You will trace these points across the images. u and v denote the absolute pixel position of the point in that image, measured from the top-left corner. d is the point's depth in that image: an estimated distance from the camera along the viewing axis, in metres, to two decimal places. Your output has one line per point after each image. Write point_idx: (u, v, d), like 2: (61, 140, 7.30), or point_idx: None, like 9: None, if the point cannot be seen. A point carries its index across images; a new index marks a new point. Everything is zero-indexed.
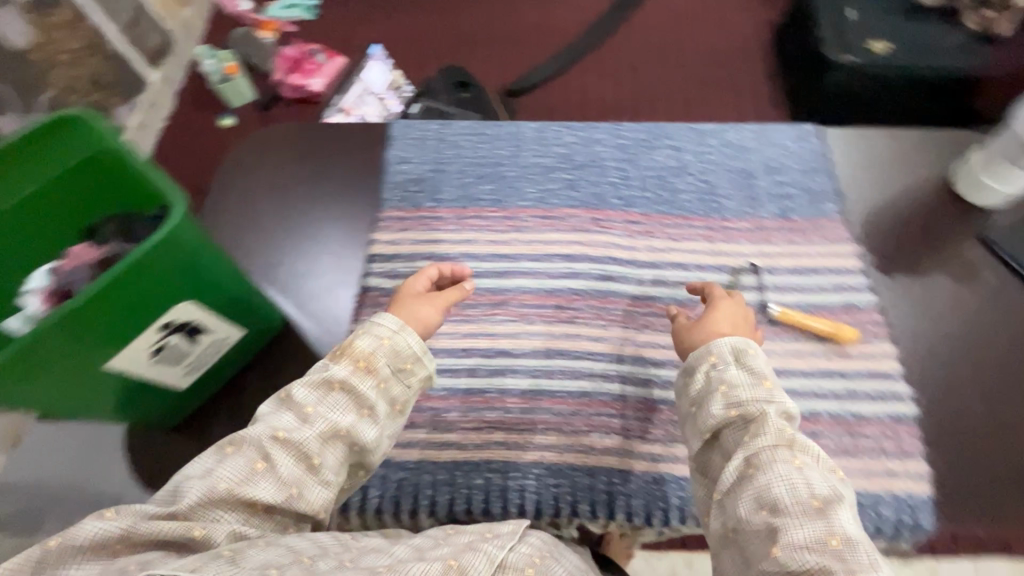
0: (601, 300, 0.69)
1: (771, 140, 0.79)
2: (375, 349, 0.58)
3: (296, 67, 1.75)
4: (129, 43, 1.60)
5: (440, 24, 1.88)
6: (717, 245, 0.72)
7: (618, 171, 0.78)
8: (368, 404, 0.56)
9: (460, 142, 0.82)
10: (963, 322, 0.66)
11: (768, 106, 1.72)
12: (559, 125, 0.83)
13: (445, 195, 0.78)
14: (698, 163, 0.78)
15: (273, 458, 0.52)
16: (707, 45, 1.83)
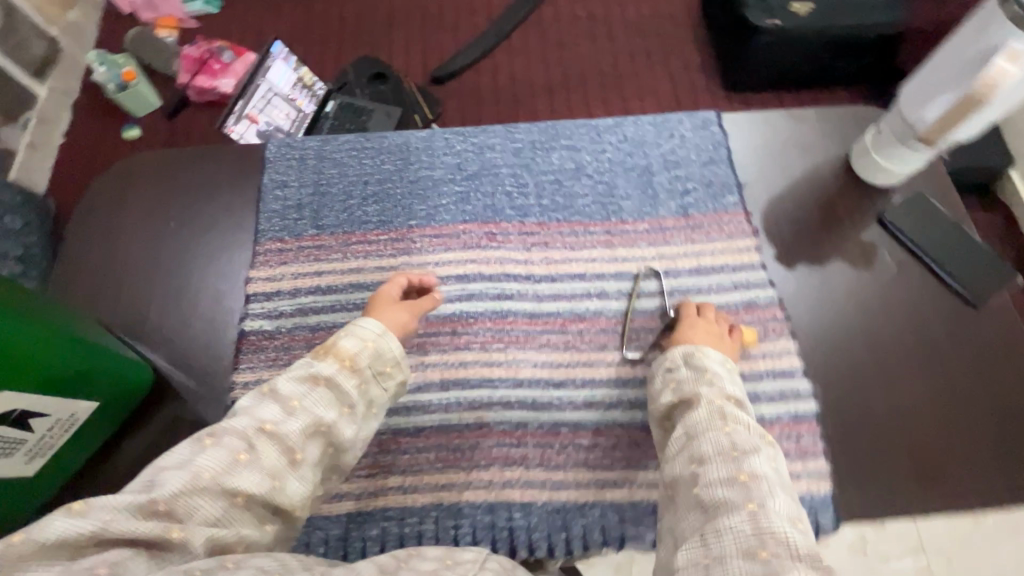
0: (495, 316, 0.83)
1: (669, 131, 0.95)
2: (360, 349, 0.68)
3: (201, 68, 1.60)
4: (6, 55, 1.45)
5: (355, 7, 1.77)
6: (609, 249, 0.87)
7: (514, 180, 0.93)
8: (348, 402, 0.65)
9: (386, 160, 0.93)
10: (859, 315, 0.80)
11: (698, 71, 1.69)
12: (448, 134, 0.96)
13: (329, 219, 0.89)
14: (594, 163, 0.94)
15: (256, 451, 0.57)
16: (634, 11, 1.77)
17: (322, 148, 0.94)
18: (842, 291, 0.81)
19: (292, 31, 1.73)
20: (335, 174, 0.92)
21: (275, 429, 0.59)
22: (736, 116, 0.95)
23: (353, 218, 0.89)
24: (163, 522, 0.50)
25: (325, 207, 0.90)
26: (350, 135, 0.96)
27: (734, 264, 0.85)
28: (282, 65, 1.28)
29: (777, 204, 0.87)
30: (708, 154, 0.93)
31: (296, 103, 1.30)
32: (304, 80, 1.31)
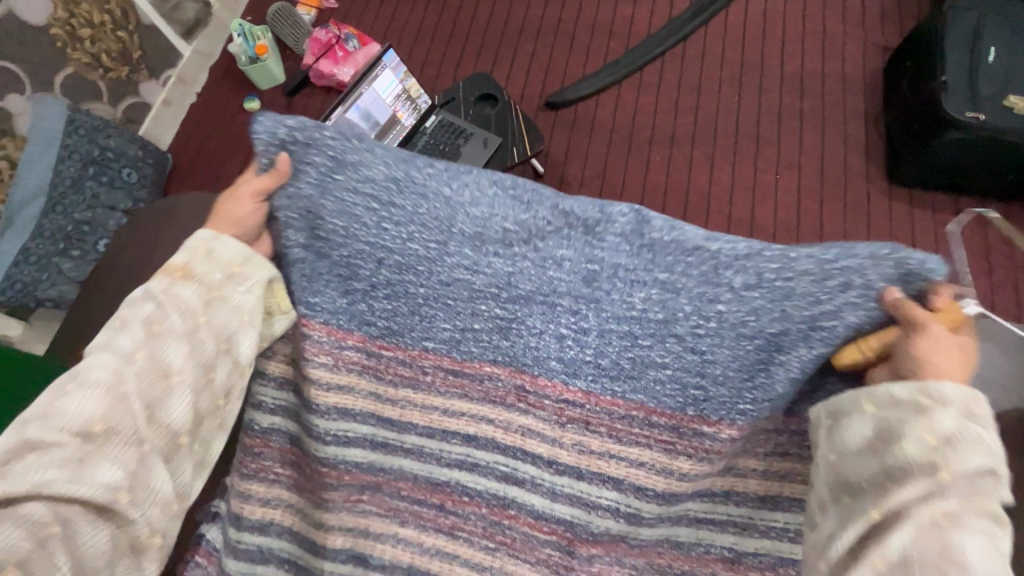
0: (499, 501, 0.72)
1: (843, 280, 0.56)
2: (194, 256, 0.61)
3: (326, 52, 1.61)
4: (163, 16, 1.54)
5: (488, 11, 1.69)
6: (667, 453, 0.65)
7: (572, 319, 0.64)
8: (203, 306, 0.59)
9: (419, 244, 0.64)
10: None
11: (857, 152, 1.41)
12: (509, 226, 0.62)
13: (329, 299, 0.67)
14: (694, 319, 0.60)
15: (131, 387, 0.54)
16: (797, 65, 1.52)
17: (321, 197, 0.63)
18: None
19: (421, 27, 1.69)
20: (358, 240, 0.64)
21: (145, 357, 0.56)
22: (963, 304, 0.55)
23: (365, 319, 0.68)
24: (110, 466, 0.51)
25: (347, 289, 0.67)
26: (386, 179, 0.63)
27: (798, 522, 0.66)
28: (390, 75, 1.21)
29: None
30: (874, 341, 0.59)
31: (396, 115, 1.24)
32: (409, 93, 1.25)
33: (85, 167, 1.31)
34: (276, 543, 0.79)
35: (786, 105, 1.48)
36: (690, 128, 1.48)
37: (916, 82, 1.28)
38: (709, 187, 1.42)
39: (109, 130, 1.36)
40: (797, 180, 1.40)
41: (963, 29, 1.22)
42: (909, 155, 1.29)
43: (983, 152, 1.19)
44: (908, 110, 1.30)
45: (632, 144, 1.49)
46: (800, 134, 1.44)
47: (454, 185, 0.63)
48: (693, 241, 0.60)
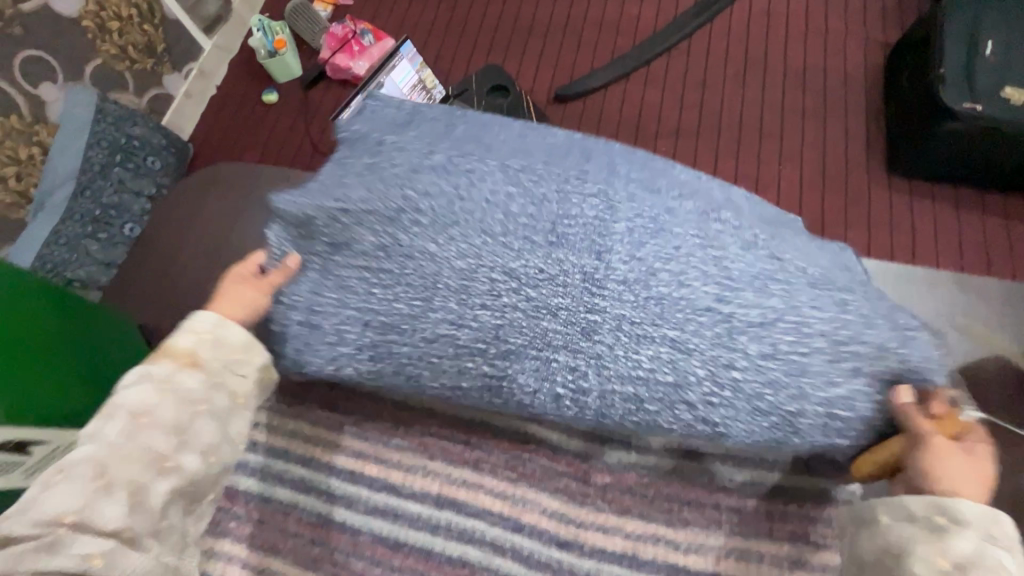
0: (520, 443, 0.73)
1: (853, 364, 0.62)
2: (196, 343, 0.66)
3: (342, 47, 1.66)
4: (186, 10, 1.60)
5: (499, 9, 1.74)
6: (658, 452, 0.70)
7: (570, 378, 0.62)
8: (196, 394, 0.63)
9: (410, 295, 0.64)
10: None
11: (859, 145, 1.44)
12: (497, 275, 0.63)
13: (314, 354, 0.66)
14: (707, 383, 0.61)
15: (112, 472, 0.58)
16: (800, 60, 1.56)
17: (342, 266, 0.67)
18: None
19: (434, 23, 1.74)
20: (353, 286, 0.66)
21: (133, 443, 0.60)
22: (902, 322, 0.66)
23: (356, 357, 0.66)
24: (84, 542, 0.54)
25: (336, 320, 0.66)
26: (373, 248, 0.66)
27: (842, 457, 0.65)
28: (407, 66, 1.27)
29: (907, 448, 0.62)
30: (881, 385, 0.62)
31: None
32: (425, 83, 1.30)
33: (112, 154, 1.36)
34: (286, 472, 0.75)
35: (789, 100, 1.52)
36: (695, 121, 1.53)
37: (915, 77, 1.32)
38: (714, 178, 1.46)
39: (135, 120, 1.42)
40: (799, 172, 1.44)
41: (962, 24, 1.26)
42: (909, 147, 1.33)
43: (981, 143, 1.23)
44: (909, 103, 1.33)
45: (639, 135, 1.53)
46: (802, 127, 1.49)
47: (439, 239, 0.65)
48: (703, 300, 0.62)
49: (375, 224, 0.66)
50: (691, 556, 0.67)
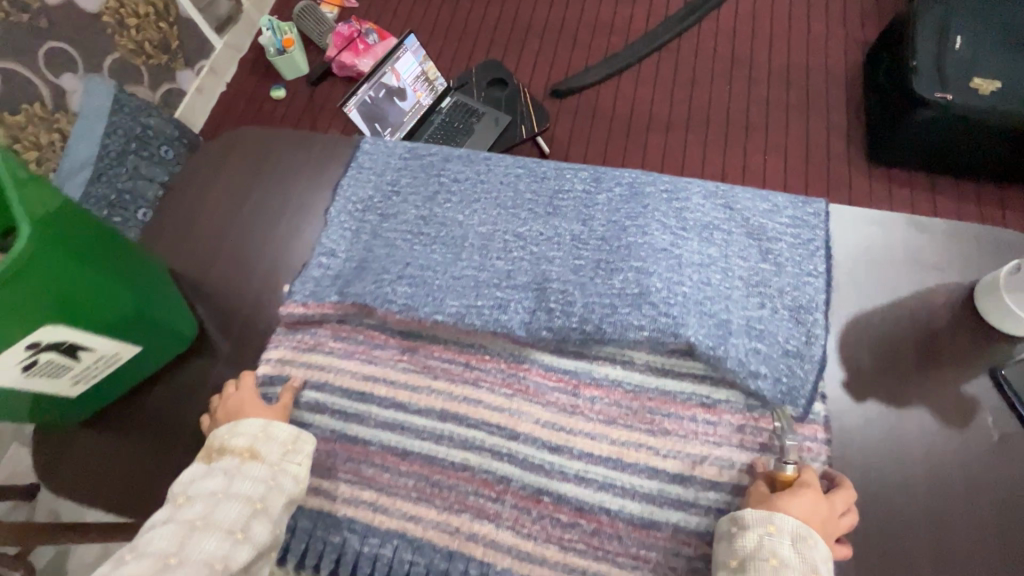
0: (473, 352, 0.61)
1: (764, 295, 0.56)
2: (257, 434, 0.56)
3: (348, 45, 1.74)
4: (200, 10, 1.67)
5: (497, 11, 1.82)
6: (599, 400, 0.57)
7: (559, 294, 0.58)
8: (261, 489, 0.53)
9: (397, 236, 0.63)
10: (928, 491, 0.50)
11: (840, 135, 1.52)
12: (506, 234, 0.62)
13: (359, 285, 0.61)
14: (664, 292, 0.56)
15: (186, 551, 0.48)
16: (783, 58, 1.64)
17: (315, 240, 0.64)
18: (915, 467, 0.51)
19: (435, 24, 1.82)
20: (301, 237, 0.68)
21: (244, 535, 0.50)
22: (847, 248, 0.60)
23: (321, 259, 0.63)
24: None
25: (290, 261, 0.67)
26: (353, 220, 0.65)
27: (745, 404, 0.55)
28: (411, 58, 1.33)
29: (913, 307, 0.56)
30: (816, 332, 0.54)
31: (416, 95, 1.36)
32: (427, 75, 1.37)
33: (128, 142, 1.40)
34: None
35: (773, 93, 1.60)
36: (684, 113, 1.60)
37: (891, 69, 1.40)
38: (704, 166, 1.53)
39: (150, 111, 1.46)
40: (784, 160, 1.51)
41: (932, 19, 1.34)
42: (886, 136, 1.40)
43: (952, 129, 1.29)
44: (885, 94, 1.41)
45: (632, 127, 1.61)
46: (785, 118, 1.56)
47: (465, 211, 0.64)
48: (659, 242, 0.60)
49: (349, 196, 0.66)
50: (706, 457, 0.53)
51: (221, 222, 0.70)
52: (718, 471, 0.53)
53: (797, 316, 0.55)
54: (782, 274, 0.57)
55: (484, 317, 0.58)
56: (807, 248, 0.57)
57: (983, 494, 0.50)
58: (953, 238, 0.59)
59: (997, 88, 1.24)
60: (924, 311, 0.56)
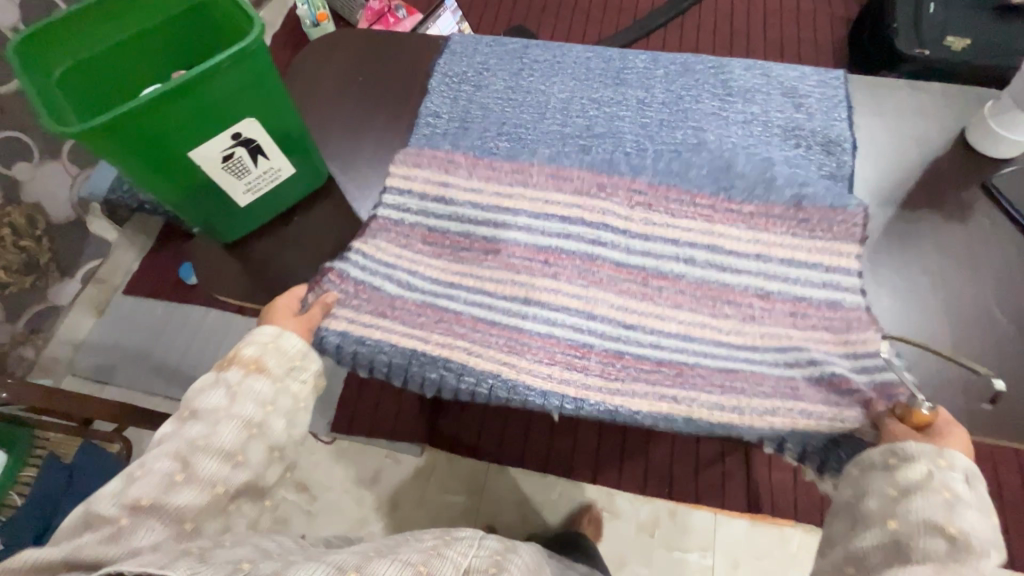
0: (549, 251, 0.65)
1: (797, 138, 0.69)
2: (262, 352, 0.58)
3: (379, 19, 1.86)
4: None
5: None
6: (678, 244, 0.65)
7: (633, 144, 0.71)
8: (269, 398, 0.57)
9: (490, 99, 0.76)
10: (943, 259, 0.62)
11: None
12: (587, 100, 0.75)
13: (468, 140, 0.72)
14: (717, 145, 0.70)
15: (192, 468, 0.52)
16: (777, 32, 1.82)
17: (429, 107, 0.76)
18: (931, 255, 0.63)
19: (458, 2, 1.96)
20: (407, 102, 0.78)
21: (242, 458, 0.55)
22: (867, 104, 0.72)
23: (429, 119, 0.75)
24: (144, 534, 0.48)
25: (401, 115, 0.77)
26: (457, 91, 0.77)
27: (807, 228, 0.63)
28: (450, 17, 1.48)
29: (919, 144, 0.69)
30: (845, 161, 0.68)
31: None
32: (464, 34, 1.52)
33: None
34: None
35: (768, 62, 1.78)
36: None
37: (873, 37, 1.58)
38: None
39: None
40: None
41: None
42: None
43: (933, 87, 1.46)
44: (870, 61, 1.59)
45: None
46: None
47: (547, 82, 0.77)
48: (709, 108, 0.73)
49: (445, 77, 0.78)
50: (763, 333, 0.62)
51: (335, 90, 0.80)
52: (777, 341, 0.61)
53: (821, 147, 0.69)
54: (811, 119, 0.70)
55: (580, 160, 0.69)
56: (831, 101, 0.71)
57: (991, 258, 0.62)
58: (947, 89, 0.72)
59: (968, 47, 1.43)
60: (929, 140, 0.69)
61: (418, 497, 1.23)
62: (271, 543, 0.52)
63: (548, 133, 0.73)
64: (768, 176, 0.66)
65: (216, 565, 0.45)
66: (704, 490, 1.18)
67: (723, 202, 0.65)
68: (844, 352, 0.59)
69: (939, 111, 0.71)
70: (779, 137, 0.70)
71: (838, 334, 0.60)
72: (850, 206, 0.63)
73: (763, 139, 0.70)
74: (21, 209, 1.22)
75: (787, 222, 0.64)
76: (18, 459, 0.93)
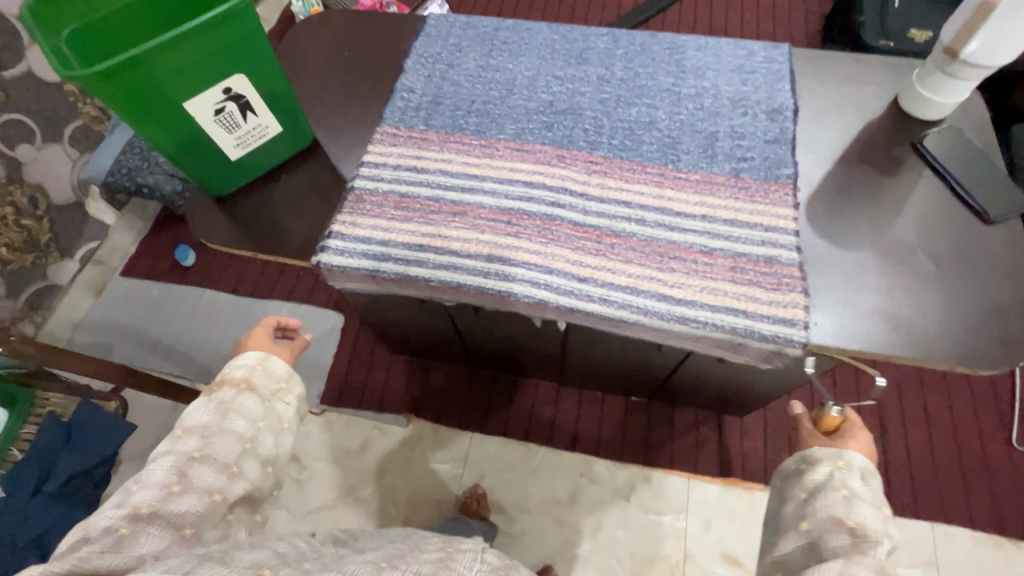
0: (513, 213, 0.69)
1: (746, 108, 0.74)
2: (250, 374, 0.67)
3: None
4: None
5: None
6: (632, 208, 0.68)
7: (593, 118, 0.75)
8: (259, 417, 0.66)
9: (461, 78, 0.81)
10: (873, 207, 0.69)
11: None
12: (551, 77, 0.80)
13: (440, 117, 0.77)
14: (670, 120, 0.74)
15: (190, 478, 0.58)
16: (753, 26, 1.89)
17: (404, 84, 0.81)
18: (864, 206, 0.69)
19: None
20: (388, 78, 0.84)
21: (237, 470, 0.61)
22: (809, 78, 0.78)
23: (404, 93, 0.79)
24: (146, 541, 0.53)
25: (381, 90, 0.83)
26: (431, 71, 0.82)
27: (742, 197, 0.68)
28: None
29: (856, 111, 0.75)
30: (790, 127, 0.72)
31: None
32: None
33: None
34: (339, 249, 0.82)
35: None
36: None
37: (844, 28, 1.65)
38: None
39: None
40: None
41: None
42: None
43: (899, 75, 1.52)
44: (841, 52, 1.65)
45: None
46: None
47: (515, 62, 0.82)
48: (664, 84, 0.78)
49: (419, 59, 0.83)
50: (704, 288, 0.63)
51: (321, 68, 0.85)
52: (714, 297, 0.62)
53: (766, 114, 0.74)
54: (759, 90, 0.76)
55: (544, 135, 0.75)
56: (778, 76, 0.77)
57: (916, 204, 0.69)
58: (880, 63, 0.78)
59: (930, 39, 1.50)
60: (864, 104, 0.76)
61: (405, 466, 1.28)
62: (285, 547, 0.55)
63: (514, 106, 0.78)
64: (712, 148, 0.72)
65: (237, 570, 0.48)
66: (679, 456, 1.25)
67: (672, 171, 0.70)
68: (768, 313, 0.61)
69: (873, 82, 0.77)
70: (729, 107, 0.75)
71: (769, 291, 0.62)
72: (783, 175, 0.69)
73: (713, 113, 0.74)
74: (22, 189, 1.28)
75: (734, 186, 0.68)
76: (21, 415, 0.97)
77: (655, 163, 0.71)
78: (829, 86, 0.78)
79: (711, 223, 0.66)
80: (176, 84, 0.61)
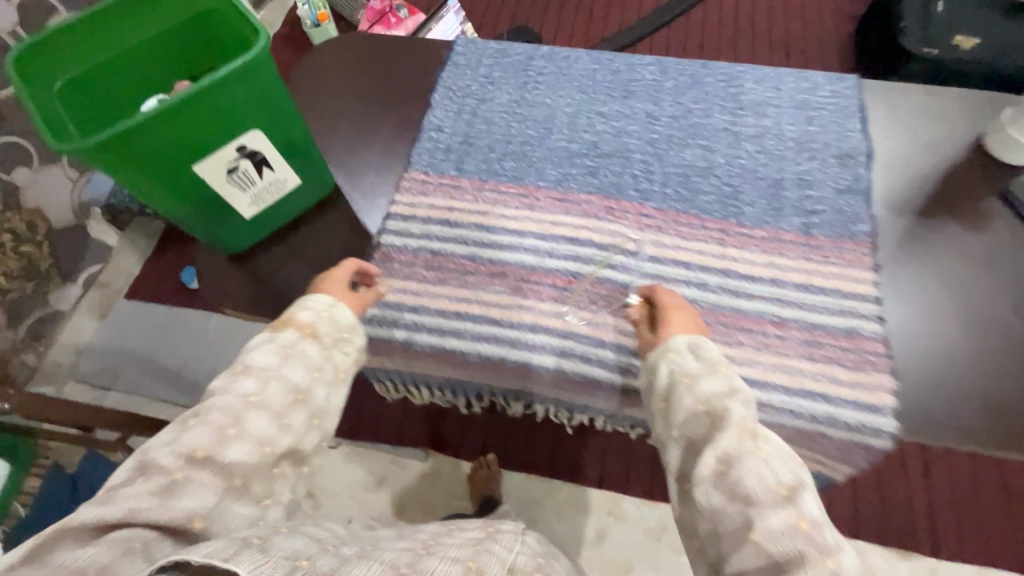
0: (559, 275, 0.62)
1: (813, 153, 0.67)
2: (317, 317, 0.51)
3: None
4: None
5: None
6: (692, 269, 0.61)
7: (643, 163, 0.68)
8: (316, 365, 0.48)
9: (495, 114, 0.74)
10: (960, 264, 0.62)
11: None
12: (595, 115, 0.72)
13: (473, 161, 0.70)
14: (728, 165, 0.67)
15: (246, 425, 0.42)
16: (783, 29, 1.80)
17: (433, 121, 0.74)
18: (951, 262, 0.62)
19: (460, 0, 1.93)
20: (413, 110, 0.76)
21: (289, 423, 0.45)
22: (881, 115, 0.70)
23: (432, 133, 0.73)
24: (190, 495, 0.38)
25: (407, 124, 0.75)
26: (461, 107, 0.74)
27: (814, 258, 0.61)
28: (453, 18, 1.47)
29: (938, 151, 0.68)
30: (863, 176, 0.65)
31: None
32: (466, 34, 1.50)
33: None
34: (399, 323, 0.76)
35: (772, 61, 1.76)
36: None
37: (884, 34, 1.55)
38: None
39: None
40: None
41: None
42: None
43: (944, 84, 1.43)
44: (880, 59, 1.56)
45: None
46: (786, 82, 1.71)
47: (554, 96, 0.74)
48: (721, 123, 0.70)
49: (447, 93, 0.76)
50: (776, 365, 0.56)
51: (339, 100, 0.78)
52: (791, 379, 0.56)
53: (837, 160, 0.67)
54: (826, 130, 0.69)
55: (587, 183, 0.68)
56: (848, 113, 0.69)
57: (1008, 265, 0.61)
58: (963, 97, 0.71)
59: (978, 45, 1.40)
60: (944, 143, 0.68)
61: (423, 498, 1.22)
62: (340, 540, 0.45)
63: (555, 147, 0.70)
64: (778, 198, 0.64)
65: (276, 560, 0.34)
66: None
67: (734, 226, 0.63)
68: (849, 399, 0.55)
69: (954, 118, 0.70)
70: (795, 151, 0.68)
71: (850, 371, 0.56)
72: (857, 233, 0.62)
73: (777, 156, 0.67)
74: (22, 214, 1.23)
75: (805, 245, 0.62)
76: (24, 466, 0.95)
77: (714, 217, 0.64)
78: (906, 120, 0.70)
79: (780, 289, 0.60)
80: (186, 147, 0.54)
